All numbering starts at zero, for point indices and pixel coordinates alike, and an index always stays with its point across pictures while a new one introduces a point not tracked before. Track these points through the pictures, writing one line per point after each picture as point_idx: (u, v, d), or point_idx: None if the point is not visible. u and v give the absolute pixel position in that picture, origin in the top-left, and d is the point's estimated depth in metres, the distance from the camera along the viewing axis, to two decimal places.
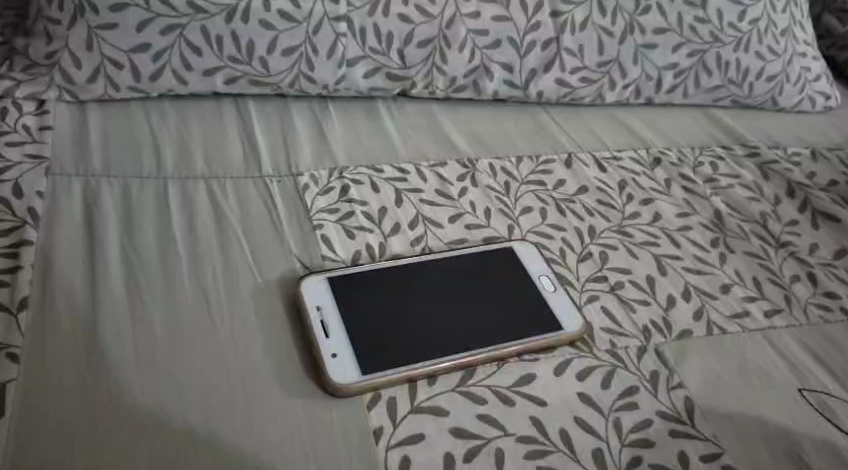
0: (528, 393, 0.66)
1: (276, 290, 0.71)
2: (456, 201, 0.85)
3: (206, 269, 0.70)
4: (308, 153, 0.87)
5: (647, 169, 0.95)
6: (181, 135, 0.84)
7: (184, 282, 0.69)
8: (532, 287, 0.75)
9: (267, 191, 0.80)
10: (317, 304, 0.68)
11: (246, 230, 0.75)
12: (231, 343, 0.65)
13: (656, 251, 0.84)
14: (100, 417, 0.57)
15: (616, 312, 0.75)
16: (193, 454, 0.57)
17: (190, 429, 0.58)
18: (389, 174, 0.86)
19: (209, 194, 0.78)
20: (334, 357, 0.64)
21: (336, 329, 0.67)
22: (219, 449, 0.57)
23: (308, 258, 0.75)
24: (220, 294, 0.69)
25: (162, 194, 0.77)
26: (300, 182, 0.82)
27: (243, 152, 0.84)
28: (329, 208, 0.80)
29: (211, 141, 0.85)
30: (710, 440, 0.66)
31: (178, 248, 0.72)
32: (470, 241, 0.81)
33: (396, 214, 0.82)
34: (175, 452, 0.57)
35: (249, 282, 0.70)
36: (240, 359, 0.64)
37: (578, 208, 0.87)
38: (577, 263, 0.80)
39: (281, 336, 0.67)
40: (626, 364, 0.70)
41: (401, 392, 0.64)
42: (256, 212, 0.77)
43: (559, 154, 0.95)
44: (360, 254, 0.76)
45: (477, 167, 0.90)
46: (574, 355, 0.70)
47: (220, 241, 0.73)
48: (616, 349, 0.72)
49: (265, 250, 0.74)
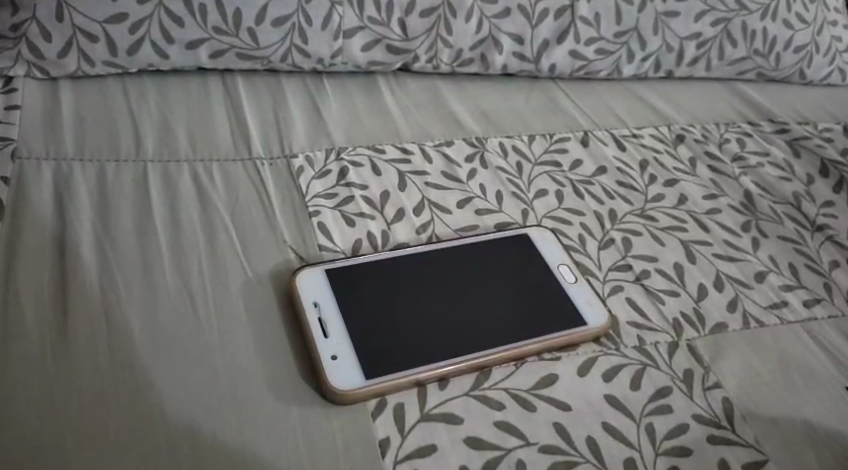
0: (550, 397, 0.60)
1: (268, 283, 0.64)
2: (465, 184, 0.78)
3: (189, 259, 0.64)
4: (302, 132, 0.80)
5: (669, 148, 0.88)
6: (163, 115, 0.77)
7: (167, 275, 0.62)
8: (550, 278, 0.68)
9: (258, 174, 0.73)
10: (314, 299, 0.61)
11: (234, 218, 0.68)
12: (219, 342, 0.58)
13: (683, 236, 0.77)
14: (81, 427, 0.51)
15: (644, 304, 0.69)
16: (190, 460, 0.51)
17: (184, 431, 0.52)
18: (392, 155, 0.79)
19: (194, 178, 0.71)
20: (334, 359, 0.57)
21: (336, 327, 0.60)
22: (218, 454, 0.51)
23: (303, 248, 0.68)
24: (205, 285, 0.62)
25: (141, 178, 0.70)
26: (294, 165, 0.75)
27: (231, 132, 0.77)
28: (327, 193, 0.73)
29: (196, 122, 0.77)
30: (753, 446, 0.59)
31: (160, 239, 0.64)
32: (481, 227, 0.74)
33: (399, 199, 0.75)
34: (170, 457, 0.51)
35: (237, 274, 0.64)
36: (229, 359, 0.57)
37: (597, 191, 0.80)
38: (599, 250, 0.73)
39: (273, 334, 0.60)
40: (657, 363, 0.64)
41: (409, 397, 0.57)
42: (246, 197, 0.70)
43: (574, 132, 0.87)
44: (361, 243, 0.69)
45: (486, 146, 0.83)
46: (599, 352, 0.64)
47: (206, 229, 0.66)
48: (645, 345, 0.65)
49: (256, 239, 0.67)
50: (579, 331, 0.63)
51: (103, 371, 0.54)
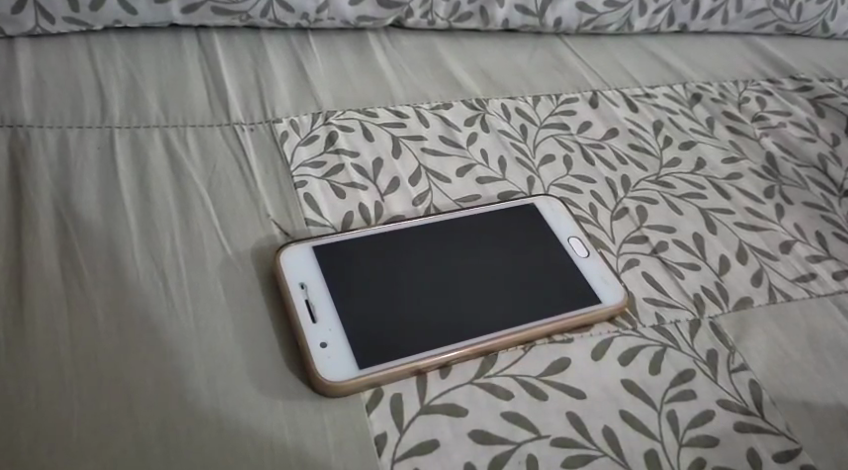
0: (562, 383, 0.54)
1: (249, 262, 0.58)
2: (465, 150, 0.72)
3: (160, 237, 0.57)
4: (286, 95, 0.73)
5: (685, 108, 0.81)
6: (132, 77, 0.70)
7: (136, 255, 0.56)
8: (561, 252, 0.62)
9: (237, 141, 0.66)
10: (300, 281, 0.55)
11: (212, 189, 0.62)
12: (194, 330, 0.52)
13: (702, 204, 0.71)
14: (39, 429, 0.45)
15: (662, 279, 0.63)
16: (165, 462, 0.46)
17: (157, 429, 0.47)
18: (384, 119, 0.73)
19: (166, 146, 0.64)
20: (323, 347, 0.51)
21: (326, 311, 0.54)
22: (196, 454, 0.46)
23: (288, 223, 0.61)
24: (178, 266, 0.56)
25: (107, 147, 0.63)
26: (277, 130, 0.69)
27: (207, 95, 0.70)
28: (314, 161, 0.67)
29: (169, 84, 0.70)
30: (784, 434, 0.54)
31: (128, 214, 0.58)
32: (483, 197, 0.67)
33: (393, 167, 0.68)
34: (141, 459, 0.45)
35: (215, 252, 0.57)
36: (205, 350, 0.51)
37: (608, 155, 0.74)
38: (612, 220, 0.67)
39: (255, 319, 0.54)
40: (678, 344, 0.58)
41: (407, 388, 0.52)
42: (224, 166, 0.64)
43: (582, 92, 0.81)
44: (352, 217, 0.63)
45: (487, 108, 0.77)
46: (615, 333, 0.58)
47: (179, 203, 0.60)
48: (665, 324, 0.59)
49: (235, 214, 0.61)
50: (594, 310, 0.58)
51: (63, 364, 0.48)
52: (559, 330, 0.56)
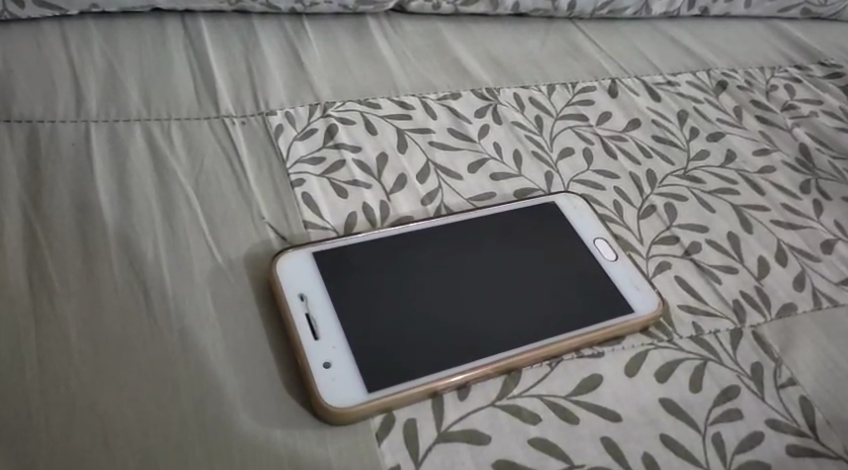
0: (594, 404, 0.48)
1: (241, 271, 0.52)
2: (477, 143, 0.66)
3: (142, 243, 0.51)
4: (280, 84, 0.67)
5: (710, 96, 0.76)
6: (111, 66, 0.64)
7: (113, 263, 0.49)
8: (586, 256, 0.56)
9: (227, 135, 0.60)
10: (299, 292, 0.49)
11: (199, 190, 0.56)
12: (180, 348, 0.46)
13: (735, 201, 0.65)
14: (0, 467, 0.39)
15: (697, 284, 0.57)
16: None
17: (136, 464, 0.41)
18: (388, 111, 0.67)
19: (148, 141, 0.58)
20: (326, 368, 0.46)
21: (328, 326, 0.48)
22: None
23: (285, 226, 0.55)
24: (162, 276, 0.50)
25: (82, 142, 0.57)
26: (271, 123, 0.62)
27: (193, 85, 0.64)
28: (312, 157, 0.61)
29: (151, 73, 0.64)
30: (842, 458, 0.48)
31: (105, 218, 0.52)
32: (498, 196, 0.61)
33: (399, 163, 0.62)
34: None
35: (203, 260, 0.51)
36: (192, 371, 0.45)
37: (631, 148, 0.68)
38: (639, 219, 0.61)
39: (248, 335, 0.48)
40: (720, 357, 0.52)
41: (421, 413, 0.46)
42: (212, 164, 0.58)
43: (599, 80, 0.75)
44: (356, 218, 0.57)
45: (499, 98, 0.71)
46: (650, 345, 0.52)
47: (163, 205, 0.54)
48: (704, 335, 0.54)
49: (225, 216, 0.54)
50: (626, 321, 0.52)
51: (29, 389, 0.42)
52: (588, 343, 0.51)
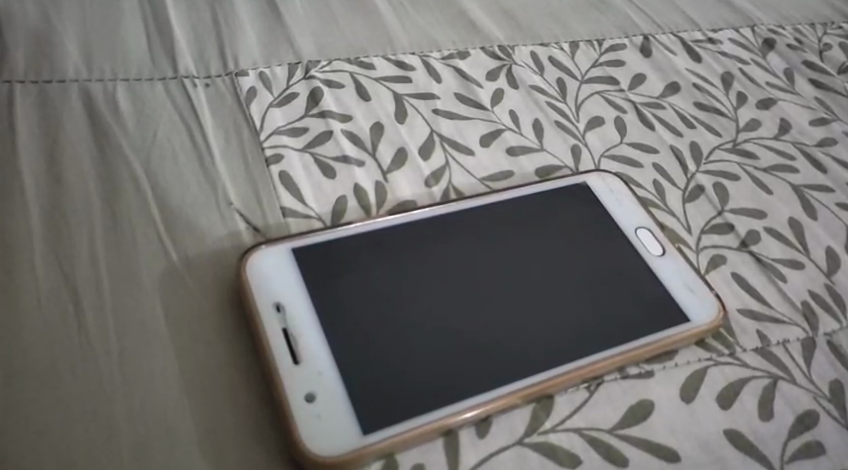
0: (645, 438, 0.39)
1: (203, 272, 0.41)
2: (490, 111, 0.55)
3: (76, 236, 0.41)
4: (253, 37, 0.55)
5: (757, 56, 0.65)
6: (44, 14, 0.52)
7: (38, 264, 0.39)
8: (628, 251, 0.46)
9: (187, 100, 0.49)
10: (274, 301, 0.39)
11: (150, 169, 0.45)
12: (121, 377, 0.36)
13: (795, 180, 0.55)
14: None
15: (758, 283, 0.47)
16: None
17: None
18: (383, 71, 0.56)
19: (88, 108, 0.47)
20: (309, 403, 0.36)
21: (312, 343, 0.38)
22: None
23: (258, 214, 0.45)
24: (100, 278, 0.39)
25: (2, 108, 0.45)
26: (242, 86, 0.52)
27: (148, 38, 0.53)
28: (292, 127, 0.50)
29: (95, 23, 0.53)
30: None
31: (30, 204, 0.41)
32: (517, 175, 0.51)
33: (397, 135, 0.52)
34: None
35: (154, 257, 0.41)
36: (136, 409, 0.35)
37: (670, 116, 0.58)
38: (686, 203, 0.51)
39: (209, 358, 0.38)
40: (792, 376, 0.43)
41: (431, 457, 0.36)
42: (168, 136, 0.47)
43: (630, 37, 0.64)
44: (346, 203, 0.47)
45: (514, 57, 0.60)
46: (709, 361, 0.43)
47: (105, 187, 0.43)
48: (771, 348, 0.44)
49: (183, 201, 0.44)
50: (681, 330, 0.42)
51: None
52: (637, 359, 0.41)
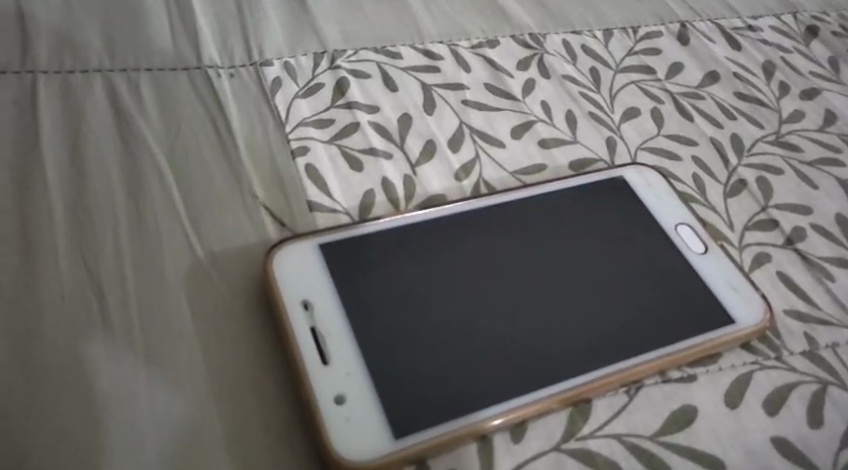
0: (688, 446, 0.37)
1: (228, 268, 0.40)
2: (521, 102, 0.53)
3: (99, 231, 0.40)
4: (278, 25, 0.54)
5: (799, 44, 0.62)
6: (67, 3, 0.51)
7: (59, 259, 0.38)
8: (668, 248, 0.44)
9: (211, 91, 0.48)
10: (302, 300, 0.38)
11: (174, 162, 0.44)
12: (145, 376, 0.35)
13: (842, 174, 0.52)
14: None
15: (805, 282, 0.45)
16: None
17: None
18: (411, 61, 0.54)
19: (110, 98, 0.46)
20: (338, 406, 0.34)
21: (341, 345, 0.36)
22: None
23: (284, 209, 0.43)
24: (123, 273, 0.38)
25: (24, 99, 0.44)
26: (266, 76, 0.50)
27: (170, 26, 0.52)
28: (318, 119, 0.49)
29: (117, 10, 0.51)
30: None
31: (52, 197, 0.40)
32: (550, 169, 0.49)
33: (426, 127, 0.50)
34: None
35: (179, 252, 0.40)
36: (161, 409, 0.34)
37: (710, 107, 0.55)
38: (727, 198, 0.49)
39: (234, 357, 0.37)
40: (842, 381, 0.41)
41: (464, 463, 0.35)
42: (191, 127, 0.46)
43: (666, 24, 0.62)
44: (373, 197, 0.45)
45: (546, 46, 0.58)
46: (754, 365, 0.41)
47: (127, 180, 0.42)
48: (819, 351, 0.42)
49: (207, 195, 0.43)
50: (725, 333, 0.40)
51: None
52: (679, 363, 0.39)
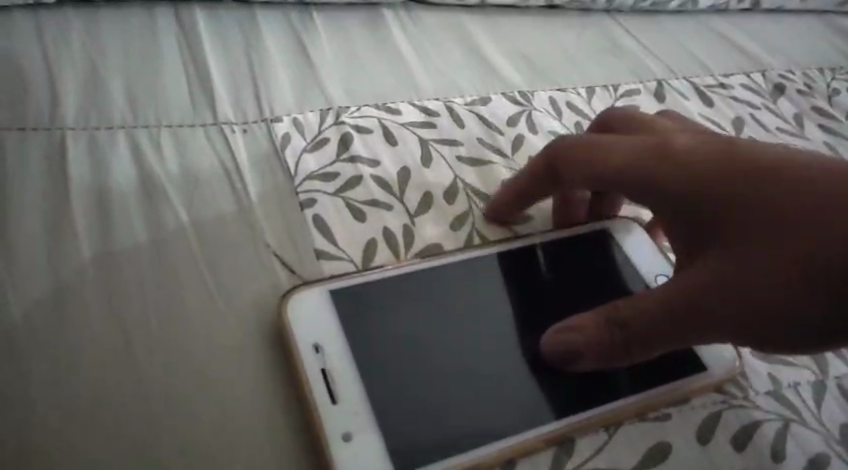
0: None
1: (244, 312, 0.44)
2: (510, 157, 0.58)
3: (126, 277, 0.43)
4: (286, 84, 0.58)
5: (768, 101, 0.67)
6: (92, 62, 0.55)
7: (91, 302, 0.42)
8: None
9: (226, 146, 0.52)
10: (313, 343, 0.42)
11: (193, 212, 0.48)
12: (169, 409, 0.39)
13: None
14: None
15: None
16: None
17: None
18: (409, 116, 0.58)
19: (134, 152, 0.50)
20: (347, 443, 0.38)
21: (348, 385, 0.40)
22: None
23: (294, 257, 0.47)
24: (148, 317, 0.42)
25: (55, 154, 0.48)
26: (276, 132, 0.54)
27: (188, 85, 0.56)
28: (324, 172, 0.53)
29: (139, 70, 0.56)
30: None
31: (82, 245, 0.44)
32: (538, 219, 0.54)
33: (424, 180, 0.54)
34: None
35: (198, 296, 0.43)
36: (185, 440, 0.38)
37: None
38: None
39: (250, 389, 0.40)
40: (803, 417, 0.45)
41: None
42: (208, 180, 0.50)
43: (644, 82, 0.67)
44: (376, 246, 0.49)
45: (534, 102, 0.62)
46: (723, 405, 0.45)
47: (150, 230, 0.46)
48: (783, 390, 0.46)
49: (224, 244, 0.46)
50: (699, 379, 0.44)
51: None
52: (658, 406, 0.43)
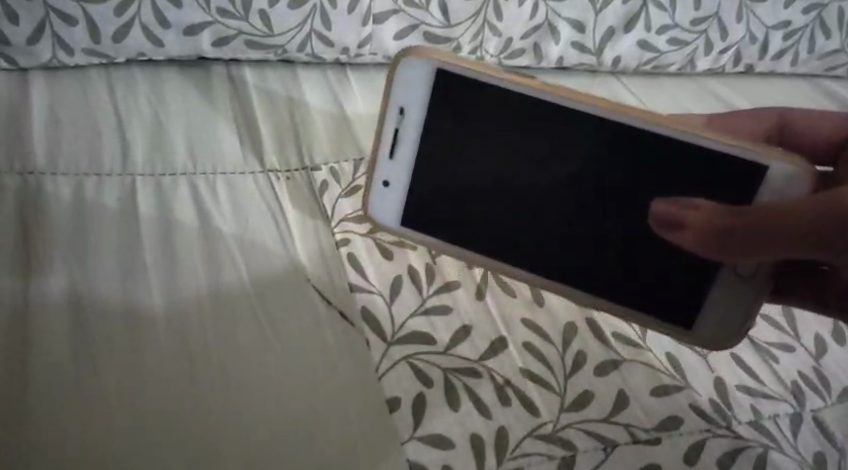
0: None
1: (288, 338, 0.50)
2: None
3: (188, 307, 0.50)
4: (324, 134, 0.66)
5: None
6: (156, 115, 0.63)
7: (159, 333, 0.48)
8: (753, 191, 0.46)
9: (272, 192, 0.59)
10: (384, 178, 0.56)
11: (245, 252, 0.54)
12: (203, 427, 0.44)
13: None
14: None
15: (749, 358, 0.56)
16: None
17: None
18: None
19: (193, 195, 0.57)
20: (386, 186, 0.56)
21: (387, 195, 0.57)
22: None
23: (332, 290, 0.54)
24: (206, 341, 0.48)
25: (126, 196, 0.56)
26: (315, 180, 0.61)
27: (238, 135, 0.64)
28: (357, 216, 0.60)
29: (197, 123, 0.64)
30: None
31: (150, 279, 0.51)
32: None
33: None
34: None
35: (248, 323, 0.50)
36: (221, 452, 0.43)
37: None
38: None
39: (281, 418, 0.45)
40: (780, 445, 0.50)
41: None
42: (257, 221, 0.57)
43: None
44: (402, 281, 0.56)
45: None
46: (708, 432, 0.50)
47: (208, 264, 0.53)
48: (762, 420, 0.52)
49: (270, 279, 0.53)
50: (699, 319, 0.52)
51: None
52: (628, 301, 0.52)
